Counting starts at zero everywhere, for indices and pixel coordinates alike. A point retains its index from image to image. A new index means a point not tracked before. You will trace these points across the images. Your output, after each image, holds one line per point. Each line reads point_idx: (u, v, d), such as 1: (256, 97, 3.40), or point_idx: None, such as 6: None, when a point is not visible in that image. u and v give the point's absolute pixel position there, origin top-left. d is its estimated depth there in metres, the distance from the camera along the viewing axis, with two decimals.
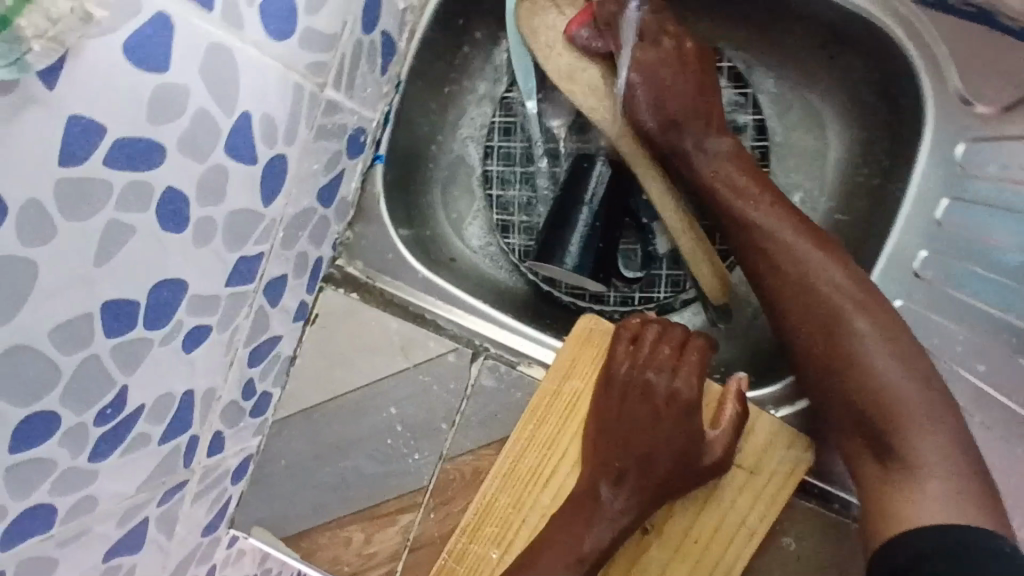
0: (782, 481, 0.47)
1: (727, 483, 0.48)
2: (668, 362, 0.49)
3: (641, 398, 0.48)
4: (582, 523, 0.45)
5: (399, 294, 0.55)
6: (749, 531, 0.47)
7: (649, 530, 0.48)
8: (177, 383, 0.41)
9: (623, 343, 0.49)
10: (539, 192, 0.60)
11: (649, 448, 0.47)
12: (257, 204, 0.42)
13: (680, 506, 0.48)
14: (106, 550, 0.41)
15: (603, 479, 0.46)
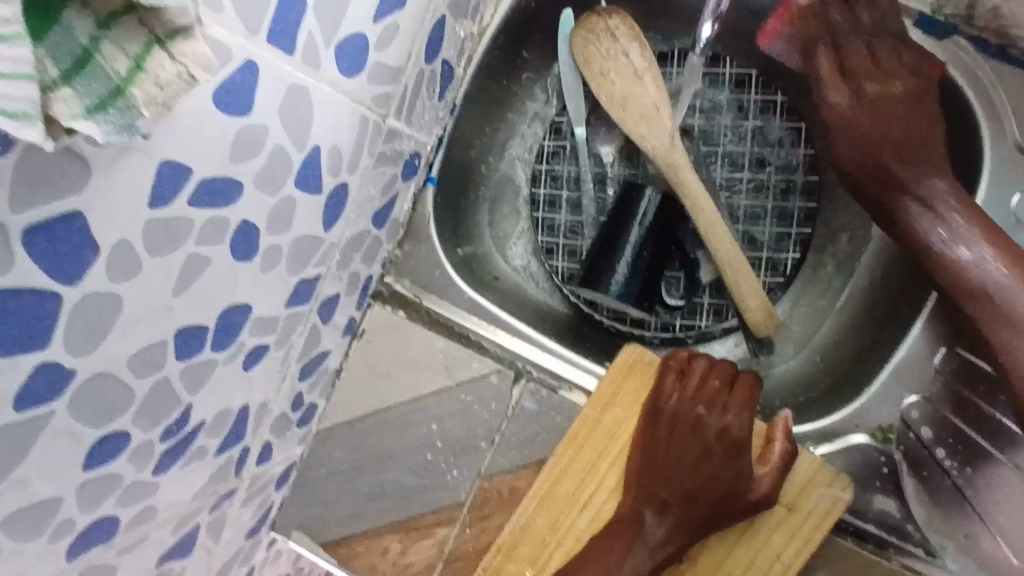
0: (819, 521, 0.47)
1: (765, 519, 0.48)
2: (716, 396, 0.50)
3: (691, 433, 0.49)
4: (622, 546, 0.46)
5: (444, 313, 0.56)
6: (783, 568, 0.47)
7: (683, 561, 0.48)
8: (235, 399, 0.43)
9: (672, 375, 0.50)
10: (585, 216, 0.61)
11: (693, 481, 0.48)
12: (318, 230, 0.43)
13: (715, 539, 0.48)
14: (161, 554, 0.43)
15: (647, 504, 0.47)
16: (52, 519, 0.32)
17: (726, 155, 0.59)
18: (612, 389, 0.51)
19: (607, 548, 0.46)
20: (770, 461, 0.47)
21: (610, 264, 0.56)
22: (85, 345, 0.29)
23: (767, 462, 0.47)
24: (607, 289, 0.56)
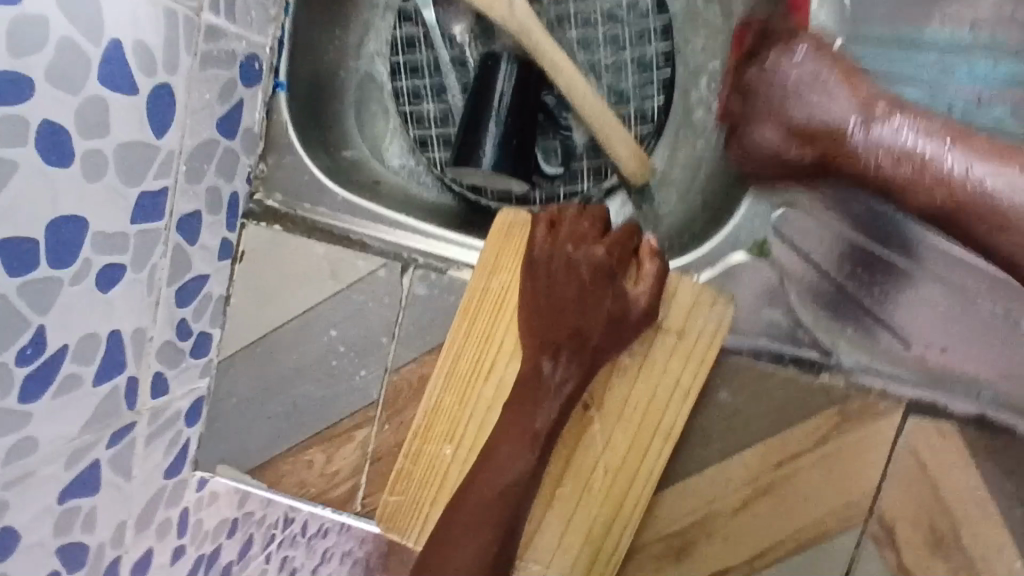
0: (708, 339, 0.49)
1: (659, 347, 0.50)
2: (589, 235, 0.49)
3: (565, 273, 0.48)
4: (535, 405, 0.47)
5: (322, 219, 0.55)
6: (684, 390, 0.50)
7: (590, 407, 0.50)
8: (101, 323, 0.42)
9: (541, 228, 0.50)
10: (451, 101, 0.60)
11: (580, 322, 0.47)
12: (148, 137, 0.42)
13: (617, 377, 0.50)
14: (59, 491, 0.42)
15: (542, 355, 0.47)
16: None
17: (578, 14, 0.59)
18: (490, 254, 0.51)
19: (519, 408, 0.48)
20: (642, 282, 0.48)
21: (478, 139, 0.54)
22: None
23: (641, 282, 0.48)
24: (480, 165, 0.54)
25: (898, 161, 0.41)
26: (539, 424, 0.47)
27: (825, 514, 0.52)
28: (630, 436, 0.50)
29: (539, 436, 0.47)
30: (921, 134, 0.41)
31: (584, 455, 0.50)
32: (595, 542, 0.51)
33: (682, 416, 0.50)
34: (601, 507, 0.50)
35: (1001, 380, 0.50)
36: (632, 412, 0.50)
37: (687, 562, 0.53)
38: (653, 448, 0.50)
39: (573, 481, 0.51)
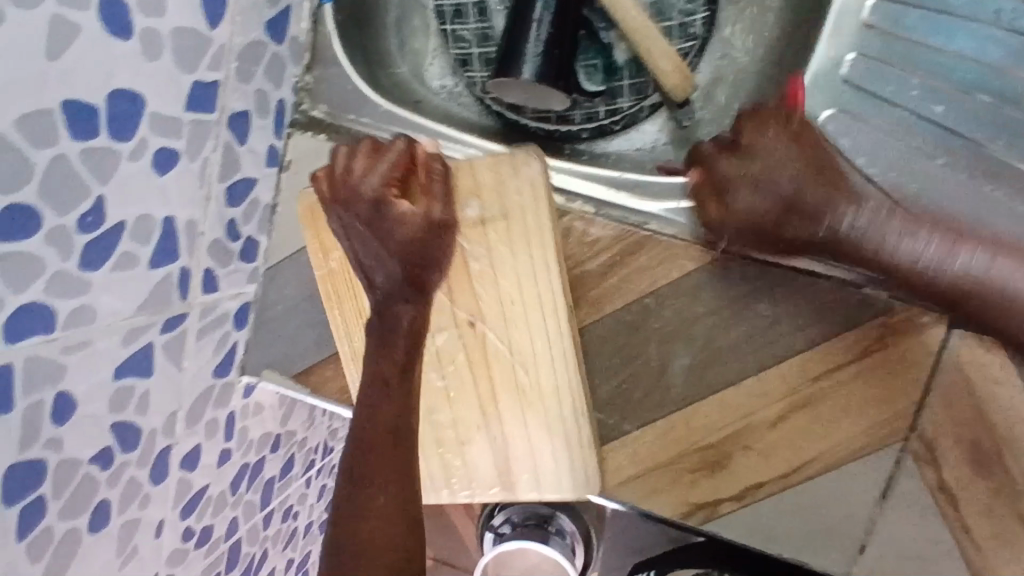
0: (524, 197, 0.50)
1: (495, 234, 0.51)
2: (365, 169, 0.50)
3: (358, 207, 0.50)
4: (388, 340, 0.51)
5: (366, 130, 0.56)
6: (545, 264, 0.51)
7: (474, 321, 0.53)
8: (156, 206, 0.44)
9: (321, 184, 0.51)
10: (494, 19, 0.61)
11: (417, 255, 0.50)
12: (201, 24, 0.43)
13: (478, 279, 0.52)
14: (114, 368, 0.45)
15: (394, 302, 0.51)
16: None
17: None
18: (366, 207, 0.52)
19: (379, 353, 0.51)
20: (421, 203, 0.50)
21: (520, 50, 0.55)
22: None
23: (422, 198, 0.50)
24: (522, 73, 0.55)
25: (926, 236, 0.48)
26: (397, 356, 0.51)
27: (861, 428, 0.51)
28: (518, 329, 0.52)
29: (390, 376, 0.51)
30: (931, 235, 0.48)
31: (492, 363, 0.53)
32: (573, 447, 0.53)
33: (557, 285, 0.51)
34: (543, 403, 0.53)
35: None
36: (525, 305, 0.52)
37: (722, 476, 0.53)
38: (546, 327, 0.52)
39: (474, 393, 0.54)
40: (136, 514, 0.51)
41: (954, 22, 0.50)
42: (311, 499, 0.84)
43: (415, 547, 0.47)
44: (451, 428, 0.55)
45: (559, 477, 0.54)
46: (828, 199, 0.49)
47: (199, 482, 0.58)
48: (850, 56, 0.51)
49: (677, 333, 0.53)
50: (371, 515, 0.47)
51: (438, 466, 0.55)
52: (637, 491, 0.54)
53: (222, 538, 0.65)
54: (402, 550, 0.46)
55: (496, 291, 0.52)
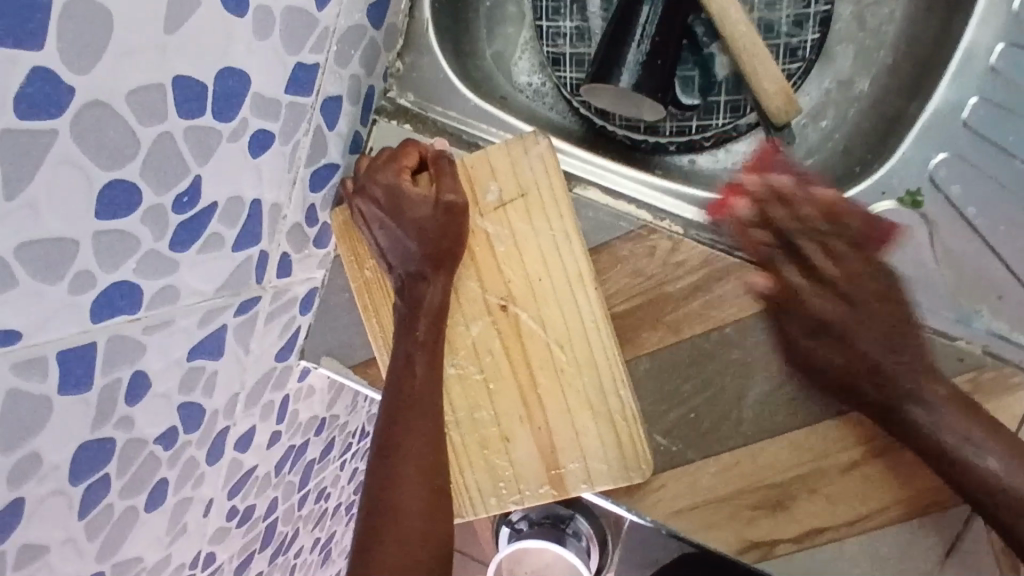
0: (540, 174, 0.51)
1: (519, 215, 0.51)
2: (391, 163, 0.52)
3: (394, 199, 0.51)
4: (411, 318, 0.51)
5: (452, 123, 0.55)
6: (567, 233, 0.51)
7: (506, 305, 0.52)
8: (245, 188, 0.43)
9: (348, 184, 0.52)
10: (591, 20, 0.59)
11: (453, 239, 0.50)
12: (309, 5, 0.42)
13: (506, 258, 0.51)
14: (189, 347, 0.44)
15: (419, 281, 0.51)
16: (69, 265, 0.33)
17: None
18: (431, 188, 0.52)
19: (402, 335, 0.51)
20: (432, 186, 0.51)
21: (620, 56, 0.54)
22: (82, 61, 0.30)
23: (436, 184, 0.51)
24: (618, 81, 0.53)
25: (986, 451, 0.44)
26: (419, 333, 0.51)
27: (924, 485, 0.49)
28: (552, 307, 0.51)
29: (415, 352, 0.51)
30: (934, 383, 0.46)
31: (527, 346, 0.52)
32: (621, 435, 0.52)
33: (580, 253, 0.51)
34: (580, 390, 0.52)
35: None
36: (561, 283, 0.51)
37: (781, 518, 0.51)
38: (577, 300, 0.51)
39: (490, 379, 0.53)
40: (189, 492, 0.51)
41: None
42: (344, 480, 0.84)
43: (442, 508, 0.48)
44: (493, 426, 0.53)
45: (610, 464, 0.52)
46: (926, 377, 0.46)
47: (249, 463, 0.57)
48: (971, 99, 0.48)
49: (750, 366, 0.50)
50: (398, 482, 0.47)
51: (485, 474, 0.54)
52: (691, 523, 0.52)
53: (262, 517, 0.65)
54: (424, 509, 0.47)
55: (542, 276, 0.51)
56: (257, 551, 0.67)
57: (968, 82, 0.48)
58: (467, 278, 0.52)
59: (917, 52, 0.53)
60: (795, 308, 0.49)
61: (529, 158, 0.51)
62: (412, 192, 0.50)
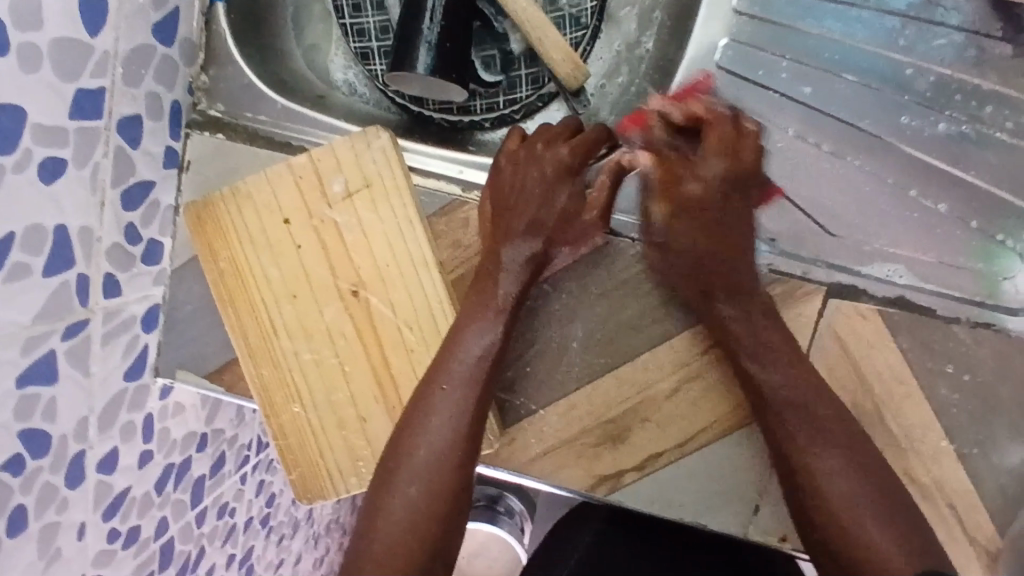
0: (384, 170, 0.53)
1: (365, 207, 0.53)
2: (286, 182, 0.54)
3: (298, 220, 0.54)
4: (312, 336, 0.55)
5: (262, 127, 0.57)
6: (409, 220, 0.53)
7: (359, 292, 0.54)
8: (46, 217, 0.45)
9: (226, 202, 0.54)
10: (391, 12, 0.63)
11: (351, 254, 0.54)
12: (81, 35, 0.44)
13: (356, 249, 0.54)
14: (16, 376, 0.45)
15: (321, 302, 0.54)
16: None
17: None
18: (288, 186, 0.54)
19: (309, 346, 0.55)
20: (327, 205, 0.54)
21: (413, 44, 0.56)
22: None
23: (332, 201, 0.54)
24: (414, 68, 0.56)
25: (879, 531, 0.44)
26: (320, 340, 0.55)
27: (744, 400, 0.54)
28: (400, 290, 0.54)
29: (329, 359, 0.55)
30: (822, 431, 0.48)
31: (378, 329, 0.54)
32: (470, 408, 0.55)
33: (423, 238, 0.53)
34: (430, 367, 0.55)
35: (927, 265, 0.53)
36: (507, 286, 0.52)
37: (622, 449, 0.55)
38: (423, 282, 0.54)
39: (477, 415, 0.50)
40: (54, 518, 0.52)
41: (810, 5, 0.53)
42: (250, 493, 0.85)
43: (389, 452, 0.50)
44: (350, 408, 0.55)
45: None
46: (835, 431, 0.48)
47: (120, 485, 0.59)
48: (722, 41, 0.54)
49: (570, 313, 0.55)
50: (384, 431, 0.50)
51: (345, 455, 0.56)
52: (545, 469, 0.56)
53: (153, 537, 0.66)
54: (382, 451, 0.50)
55: (510, 258, 0.53)
56: (156, 571, 0.68)
57: (717, 25, 0.54)
58: (319, 268, 0.54)
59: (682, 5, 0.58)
60: (615, 278, 0.54)
61: (373, 152, 0.54)
62: (312, 210, 0.54)
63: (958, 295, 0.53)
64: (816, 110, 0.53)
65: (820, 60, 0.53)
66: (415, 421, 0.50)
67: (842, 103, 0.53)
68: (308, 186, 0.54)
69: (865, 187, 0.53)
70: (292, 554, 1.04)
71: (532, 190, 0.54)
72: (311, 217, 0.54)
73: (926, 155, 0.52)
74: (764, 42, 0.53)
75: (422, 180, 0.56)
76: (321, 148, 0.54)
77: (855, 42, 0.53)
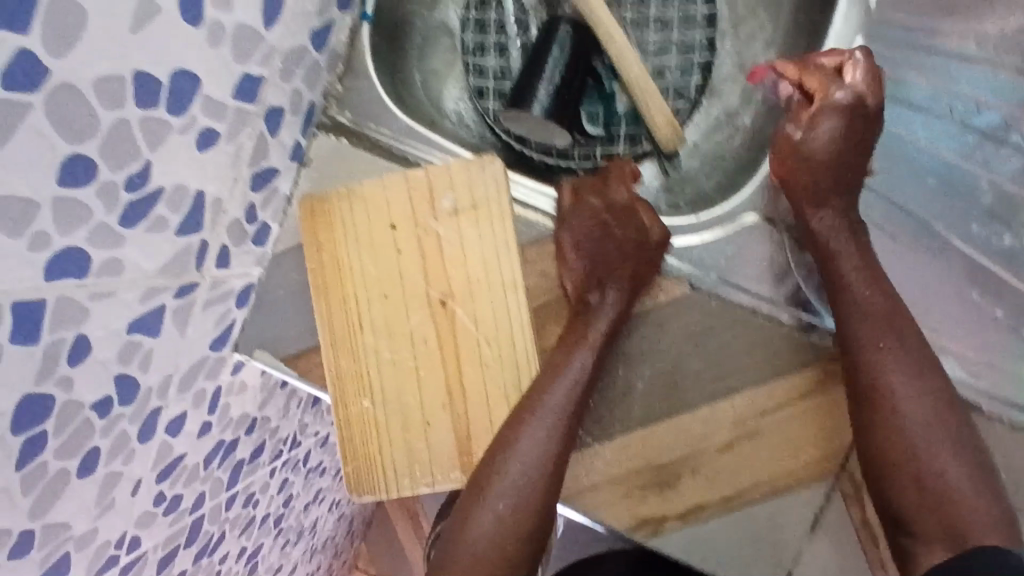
0: (493, 196, 0.58)
1: (468, 226, 0.58)
2: (402, 192, 0.58)
3: (405, 227, 0.58)
4: (395, 337, 0.58)
5: (383, 139, 0.61)
6: (506, 246, 0.57)
7: (448, 304, 0.58)
8: (191, 179, 0.48)
9: (341, 199, 0.59)
10: (512, 60, 0.69)
11: (447, 267, 0.58)
12: (260, 25, 0.48)
13: (454, 263, 0.58)
14: (128, 321, 0.48)
15: (410, 306, 0.58)
16: (29, 223, 0.37)
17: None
18: (401, 195, 0.58)
19: (391, 347, 0.58)
20: (434, 218, 0.58)
21: (533, 87, 0.63)
22: (56, 45, 0.35)
23: (439, 216, 0.58)
24: (531, 109, 0.62)
25: (936, 550, 0.49)
26: (401, 341, 0.58)
27: (795, 465, 0.56)
28: (487, 308, 0.57)
29: (408, 362, 0.58)
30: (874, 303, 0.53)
31: (459, 340, 0.58)
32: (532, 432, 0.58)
33: (516, 263, 0.57)
34: (501, 384, 0.58)
35: (980, 366, 0.56)
36: (598, 325, 0.57)
37: (670, 496, 0.57)
38: (509, 304, 0.57)
39: (562, 442, 0.55)
40: (119, 468, 0.54)
41: (908, 112, 0.59)
42: (273, 489, 0.86)
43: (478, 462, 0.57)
44: (416, 411, 0.58)
45: None
46: (913, 397, 0.52)
47: (178, 450, 0.61)
48: (816, 130, 0.60)
49: (640, 357, 0.59)
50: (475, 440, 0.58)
51: (403, 455, 0.58)
52: (592, 502, 0.58)
53: (189, 510, 0.67)
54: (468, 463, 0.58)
55: (598, 301, 0.58)
56: (182, 547, 0.69)
57: None
58: (415, 274, 0.58)
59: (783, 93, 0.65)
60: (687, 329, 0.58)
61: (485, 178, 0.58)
62: (419, 221, 0.58)
63: (1004, 396, 0.55)
64: (893, 205, 0.58)
65: (908, 159, 0.58)
66: (506, 442, 0.55)
67: (926, 205, 0.58)
68: (420, 198, 0.58)
69: (931, 283, 0.57)
70: (290, 562, 1.04)
71: (610, 242, 0.60)
72: (417, 227, 0.58)
73: (989, 262, 0.56)
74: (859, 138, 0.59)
75: (521, 210, 0.62)
76: (437, 167, 0.59)
77: (938, 150, 0.58)
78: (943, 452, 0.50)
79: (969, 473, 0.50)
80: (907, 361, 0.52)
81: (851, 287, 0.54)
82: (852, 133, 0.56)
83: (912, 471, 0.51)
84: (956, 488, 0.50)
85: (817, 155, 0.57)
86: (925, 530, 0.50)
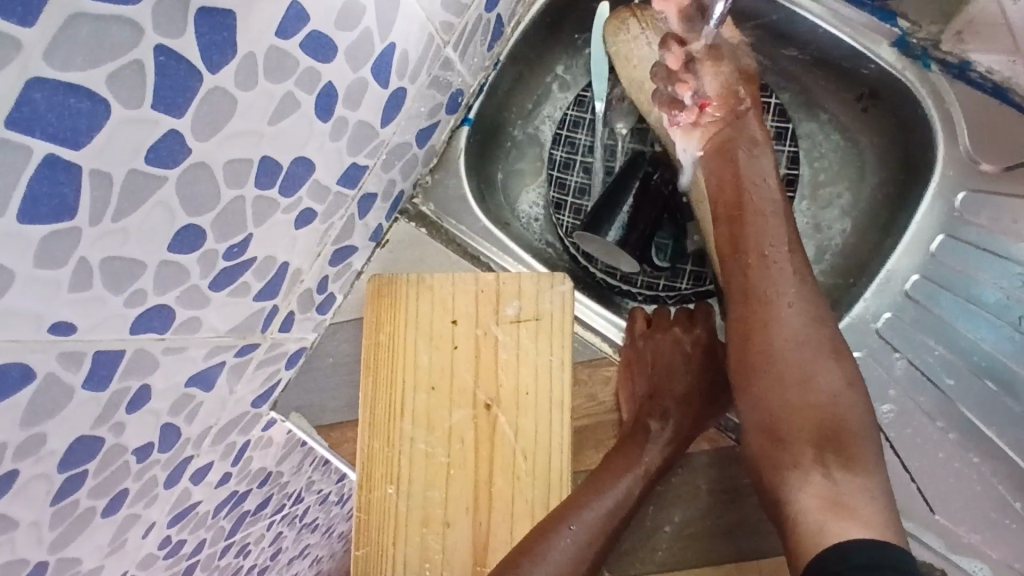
0: (558, 314, 0.59)
1: (526, 335, 0.59)
2: (471, 288, 0.60)
3: (465, 324, 0.59)
4: (433, 431, 0.58)
5: (461, 236, 0.65)
6: (560, 362, 0.58)
7: (493, 407, 0.58)
8: (281, 251, 0.50)
9: (407, 282, 0.60)
10: (593, 180, 0.72)
11: (498, 371, 0.59)
12: (376, 123, 0.51)
13: (507, 368, 0.58)
14: (189, 374, 0.48)
15: (455, 405, 0.58)
16: (132, 282, 0.38)
17: None
18: (468, 294, 0.60)
19: (427, 441, 0.58)
20: (495, 321, 0.59)
21: (609, 217, 0.66)
22: (202, 131, 0.37)
23: (502, 321, 0.59)
24: (606, 235, 0.65)
25: (813, 476, 0.53)
26: (437, 433, 0.58)
27: None
28: (529, 419, 0.58)
29: (441, 459, 0.58)
30: (791, 294, 0.56)
31: (496, 447, 0.58)
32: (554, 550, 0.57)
33: (567, 381, 0.58)
34: (529, 500, 0.57)
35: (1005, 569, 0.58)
36: (652, 448, 0.58)
37: None
38: (553, 421, 0.58)
39: (590, 557, 0.55)
40: (139, 510, 0.53)
41: (980, 313, 0.62)
42: (264, 542, 0.84)
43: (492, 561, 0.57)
44: (438, 509, 0.57)
45: None
46: (813, 364, 0.55)
47: (196, 497, 0.60)
48: (885, 313, 0.65)
49: (671, 499, 0.59)
50: (491, 547, 0.57)
51: (416, 550, 0.57)
52: None
53: (186, 556, 0.66)
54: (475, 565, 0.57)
55: (656, 429, 0.59)
56: None
57: (886, 299, 0.65)
58: (466, 374, 0.59)
59: (853, 268, 0.70)
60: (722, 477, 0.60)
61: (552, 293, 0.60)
62: (480, 321, 0.59)
63: None
64: (948, 397, 0.62)
65: (970, 357, 0.62)
66: (532, 547, 0.53)
67: (979, 406, 0.61)
68: (489, 301, 0.59)
69: (976, 485, 0.60)
70: None
71: (672, 360, 0.64)
72: (478, 325, 0.59)
73: None
74: (936, 332, 0.64)
75: (582, 330, 0.64)
76: (508, 273, 0.60)
77: (1001, 353, 0.61)
78: (818, 365, 0.55)
79: (849, 411, 0.54)
80: (789, 339, 0.55)
81: (739, 246, 0.58)
82: (753, 134, 0.60)
83: (785, 406, 0.55)
84: (841, 413, 0.54)
85: (731, 142, 0.60)
86: (794, 443, 0.54)
